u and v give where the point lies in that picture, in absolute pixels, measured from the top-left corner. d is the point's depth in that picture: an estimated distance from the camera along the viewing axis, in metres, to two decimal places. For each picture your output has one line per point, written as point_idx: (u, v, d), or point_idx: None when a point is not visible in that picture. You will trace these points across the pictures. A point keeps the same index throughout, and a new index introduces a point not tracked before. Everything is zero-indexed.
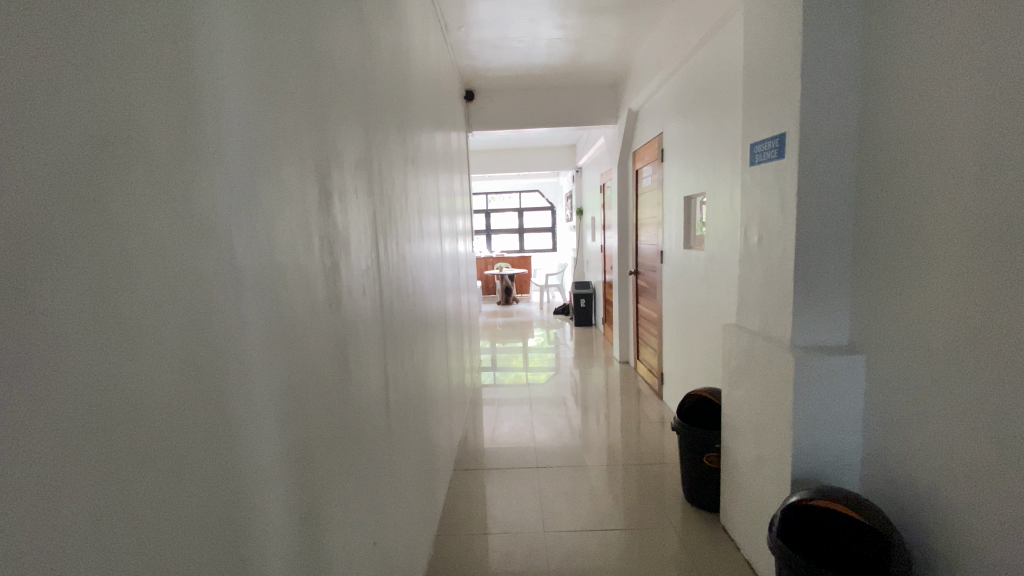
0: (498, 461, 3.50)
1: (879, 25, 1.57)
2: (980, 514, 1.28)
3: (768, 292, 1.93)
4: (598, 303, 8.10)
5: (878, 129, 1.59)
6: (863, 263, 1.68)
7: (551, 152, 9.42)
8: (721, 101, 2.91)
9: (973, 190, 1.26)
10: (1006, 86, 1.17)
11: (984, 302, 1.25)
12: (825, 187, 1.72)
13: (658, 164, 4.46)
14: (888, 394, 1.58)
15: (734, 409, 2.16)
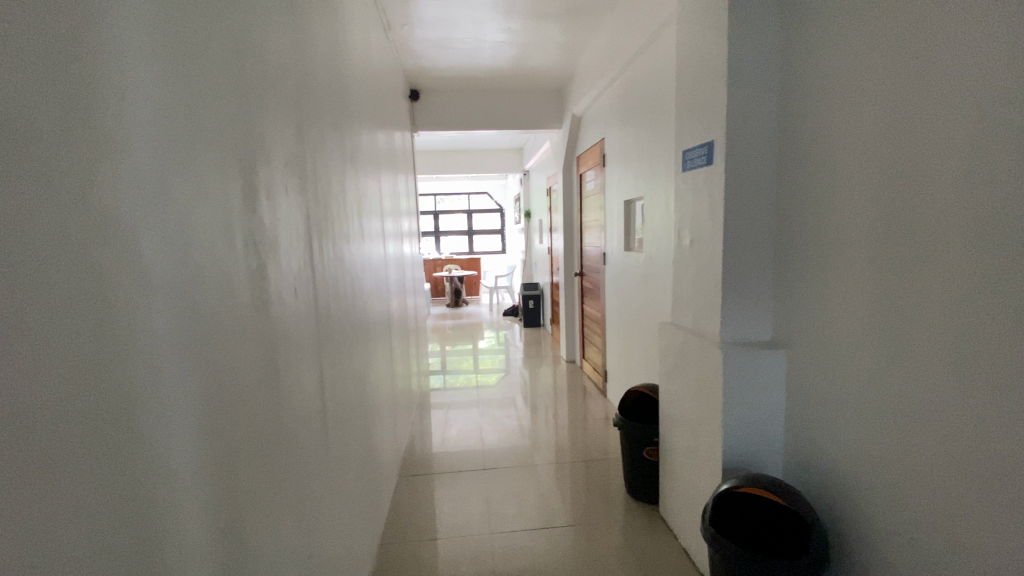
0: (445, 465, 3.45)
1: (797, 44, 1.70)
2: (887, 491, 1.41)
3: (700, 292, 2.03)
4: (546, 304, 8.19)
5: (797, 140, 1.72)
6: (784, 265, 1.81)
7: (499, 154, 9.44)
8: (657, 109, 3.03)
9: (877, 198, 1.40)
10: (902, 106, 1.31)
11: (886, 299, 1.38)
12: (749, 192, 1.83)
13: (601, 168, 4.59)
14: (806, 384, 1.71)
15: (670, 404, 2.26)
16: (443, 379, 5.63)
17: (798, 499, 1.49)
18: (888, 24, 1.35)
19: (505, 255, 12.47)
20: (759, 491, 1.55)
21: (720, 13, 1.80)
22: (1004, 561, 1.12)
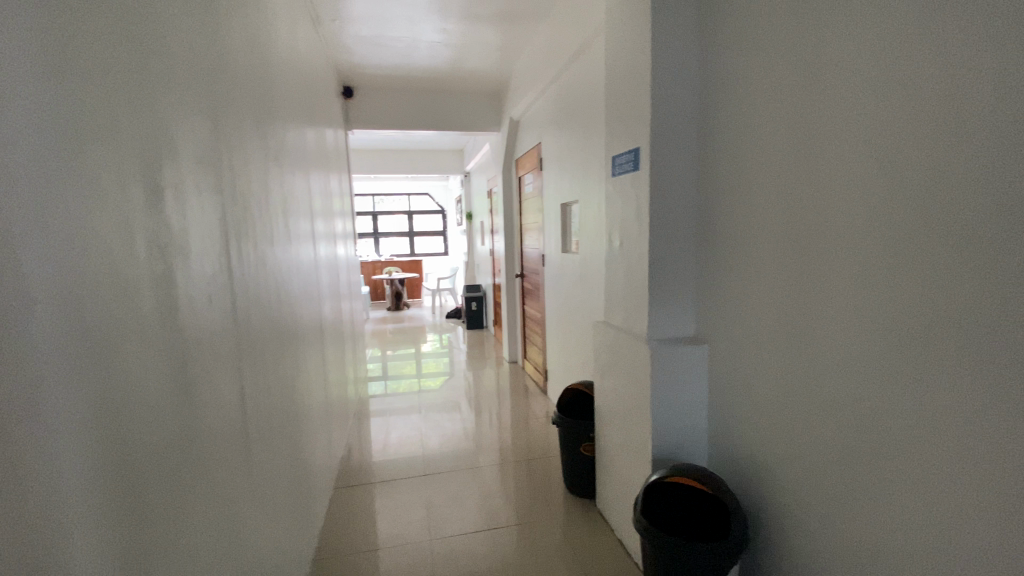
0: (384, 473, 3.36)
1: (712, 59, 1.83)
2: (795, 472, 1.54)
3: (629, 291, 2.12)
4: (489, 306, 8.20)
5: (714, 148, 1.84)
6: (704, 265, 1.93)
7: (439, 155, 9.33)
8: (589, 115, 3.13)
9: (783, 204, 1.53)
10: (802, 120, 1.45)
11: (792, 296, 1.52)
12: (673, 196, 1.94)
13: (538, 171, 4.66)
14: (725, 377, 1.83)
15: (605, 401, 2.33)
16: (383, 385, 5.47)
17: (722, 487, 1.60)
18: (790, 46, 1.48)
19: (446, 257, 12.35)
20: (687, 480, 1.63)
21: (644, 26, 1.89)
22: (886, 528, 1.26)
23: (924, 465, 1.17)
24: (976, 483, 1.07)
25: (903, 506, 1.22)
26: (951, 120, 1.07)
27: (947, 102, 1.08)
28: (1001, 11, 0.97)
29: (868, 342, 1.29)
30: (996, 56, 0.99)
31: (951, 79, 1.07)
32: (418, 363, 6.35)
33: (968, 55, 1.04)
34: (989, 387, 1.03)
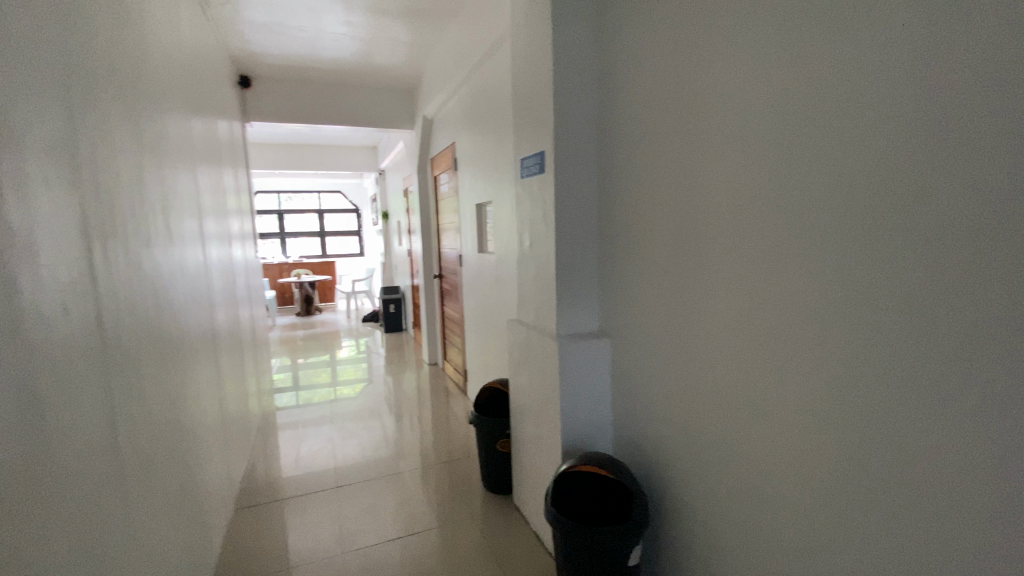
0: (293, 488, 3.17)
1: (608, 68, 1.93)
2: (685, 453, 1.68)
3: (538, 290, 2.19)
4: (408, 307, 8.02)
5: (611, 152, 1.95)
6: (606, 263, 2.03)
7: (351, 151, 8.92)
8: (499, 116, 3.16)
9: (670, 205, 1.66)
10: (682, 128, 1.57)
11: (678, 291, 1.65)
12: (575, 197, 2.03)
13: (453, 170, 4.64)
14: (626, 368, 1.95)
15: (518, 398, 2.38)
16: (295, 395, 5.15)
17: (625, 472, 1.69)
18: (672, 59, 1.61)
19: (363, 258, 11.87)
20: (593, 468, 1.71)
21: (546, 33, 1.96)
22: (754, 497, 1.42)
23: (780, 437, 1.32)
24: (816, 450, 1.23)
25: (766, 477, 1.37)
26: (792, 132, 1.23)
27: (791, 117, 1.22)
28: (827, 36, 1.12)
29: (739, 329, 1.43)
30: (825, 74, 1.13)
31: (791, 97, 1.22)
32: (334, 369, 6.06)
33: (805, 73, 1.18)
34: (822, 366, 1.20)
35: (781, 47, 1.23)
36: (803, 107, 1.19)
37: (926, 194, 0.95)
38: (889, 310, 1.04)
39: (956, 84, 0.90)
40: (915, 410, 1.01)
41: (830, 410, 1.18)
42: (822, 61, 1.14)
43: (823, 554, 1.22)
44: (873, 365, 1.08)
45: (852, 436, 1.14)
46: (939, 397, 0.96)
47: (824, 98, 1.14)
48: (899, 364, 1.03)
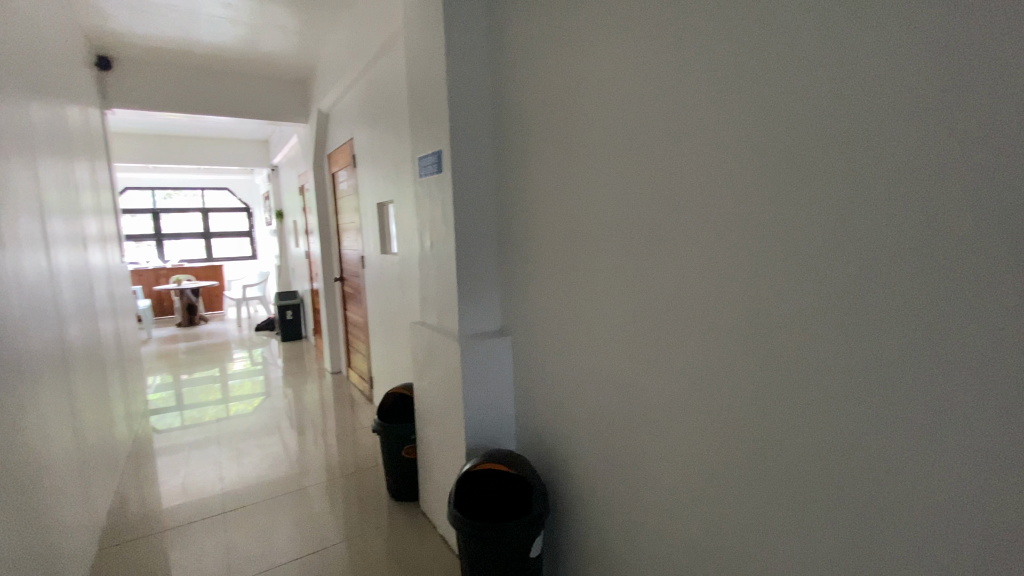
0: (173, 519, 2.84)
1: (502, 72, 1.97)
2: (581, 442, 1.77)
3: (440, 291, 2.18)
4: (307, 313, 7.55)
5: (508, 154, 2.00)
6: (505, 263, 2.08)
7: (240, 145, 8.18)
8: (397, 113, 3.09)
9: (563, 207, 1.74)
10: (572, 133, 1.66)
11: (572, 289, 1.73)
12: (473, 197, 2.05)
13: (351, 168, 4.46)
14: (526, 365, 2.01)
15: (422, 401, 2.35)
16: (179, 415, 4.62)
17: (526, 466, 1.74)
18: (561, 67, 1.68)
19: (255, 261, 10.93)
20: (496, 466, 1.74)
21: (440, 34, 1.96)
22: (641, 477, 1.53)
23: (662, 420, 1.44)
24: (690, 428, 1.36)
25: (652, 457, 1.49)
26: (664, 140, 1.35)
27: (664, 127, 1.34)
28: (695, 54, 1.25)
29: (625, 321, 1.54)
30: (691, 86, 1.25)
31: (663, 108, 1.34)
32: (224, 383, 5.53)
33: (674, 87, 1.30)
34: (694, 353, 1.33)
35: (654, 60, 1.34)
36: (673, 118, 1.31)
37: (771, 195, 1.10)
38: (745, 300, 1.18)
39: (791, 102, 1.04)
40: (766, 386, 1.15)
41: (703, 389, 1.31)
42: (686, 75, 1.26)
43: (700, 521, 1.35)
44: (736, 348, 1.22)
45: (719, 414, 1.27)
46: (785, 372, 1.11)
47: (689, 111, 1.27)
48: (753, 348, 1.17)
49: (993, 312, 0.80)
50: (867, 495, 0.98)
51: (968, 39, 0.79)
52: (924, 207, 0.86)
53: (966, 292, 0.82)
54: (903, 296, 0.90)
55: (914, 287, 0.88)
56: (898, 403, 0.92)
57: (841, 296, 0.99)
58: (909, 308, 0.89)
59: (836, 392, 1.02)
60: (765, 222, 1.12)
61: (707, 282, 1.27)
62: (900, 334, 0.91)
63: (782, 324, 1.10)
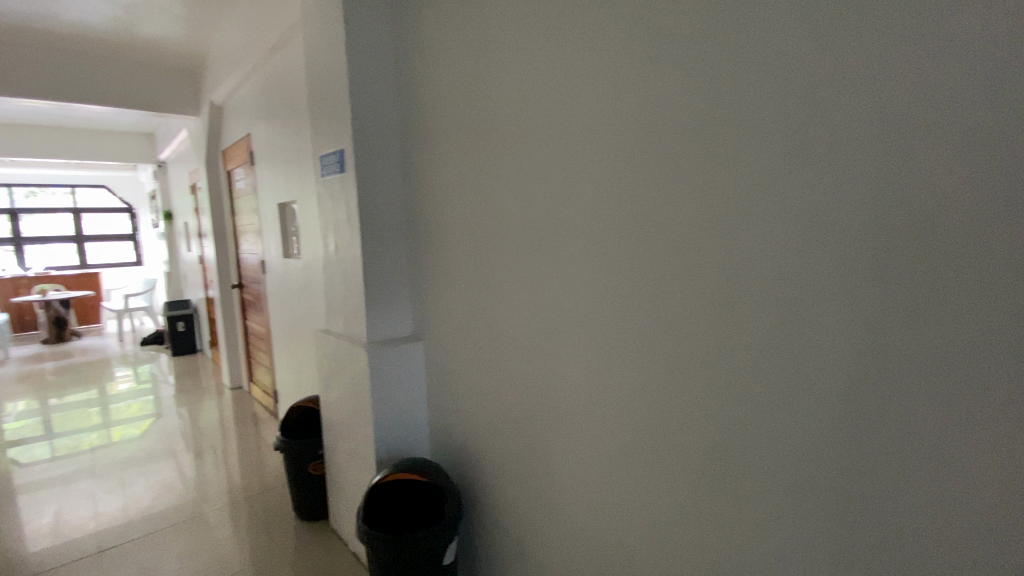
0: (28, 568, 2.43)
1: (408, 71, 1.93)
2: (495, 445, 1.76)
3: (346, 296, 2.07)
4: (202, 323, 6.88)
5: (416, 155, 1.95)
6: (415, 266, 2.03)
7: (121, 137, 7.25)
8: (298, 108, 2.90)
9: (472, 209, 1.73)
10: (481, 135, 1.66)
11: (483, 292, 1.73)
12: (380, 199, 1.98)
13: (249, 166, 4.13)
14: (438, 370, 1.97)
15: (330, 412, 2.22)
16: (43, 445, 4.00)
17: (440, 473, 1.70)
18: (468, 70, 1.68)
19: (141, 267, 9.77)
20: (409, 475, 1.69)
21: (341, 27, 1.87)
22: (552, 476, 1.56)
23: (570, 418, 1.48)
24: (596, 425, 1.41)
25: (562, 455, 1.51)
26: (569, 143, 1.38)
27: (566, 132, 1.38)
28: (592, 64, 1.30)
29: (533, 323, 1.56)
30: (591, 94, 1.30)
31: (565, 115, 1.37)
32: (102, 406, 4.88)
33: (576, 95, 1.34)
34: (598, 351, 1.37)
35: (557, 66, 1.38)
36: (575, 125, 1.35)
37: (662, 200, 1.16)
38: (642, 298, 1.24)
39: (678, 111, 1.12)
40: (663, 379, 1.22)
41: (605, 387, 1.36)
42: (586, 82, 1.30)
43: (608, 515, 1.40)
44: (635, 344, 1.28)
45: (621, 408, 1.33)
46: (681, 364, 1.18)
47: (589, 115, 1.31)
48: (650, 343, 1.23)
49: (842, 306, 0.90)
50: (749, 477, 1.07)
51: (818, 65, 0.89)
52: (788, 212, 0.96)
53: (822, 289, 0.92)
54: (773, 293, 0.99)
55: (781, 284, 0.98)
56: (771, 391, 1.02)
57: (723, 294, 1.07)
58: (777, 304, 0.99)
59: (720, 384, 1.10)
60: (657, 225, 1.18)
61: (608, 282, 1.32)
62: (771, 328, 1.00)
63: (674, 321, 1.17)
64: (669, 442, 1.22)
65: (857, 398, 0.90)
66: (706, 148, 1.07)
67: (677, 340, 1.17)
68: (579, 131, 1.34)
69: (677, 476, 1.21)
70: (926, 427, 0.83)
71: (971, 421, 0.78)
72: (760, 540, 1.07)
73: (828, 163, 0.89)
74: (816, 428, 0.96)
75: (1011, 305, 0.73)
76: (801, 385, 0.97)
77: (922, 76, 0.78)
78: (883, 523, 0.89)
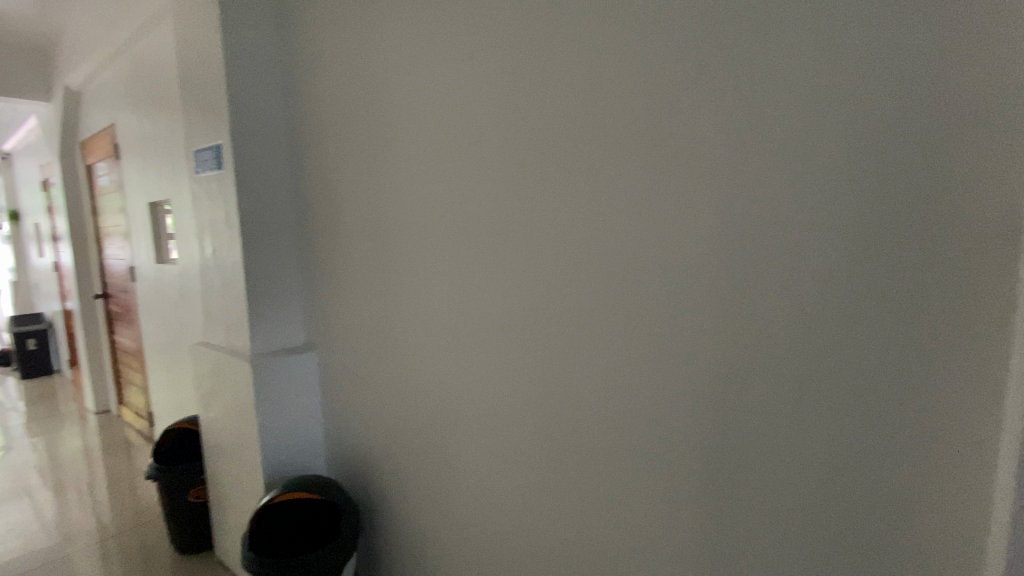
0: None
1: (295, 64, 1.81)
2: (394, 456, 1.70)
3: (228, 305, 1.90)
4: (59, 340, 5.95)
5: (305, 153, 1.84)
6: (307, 272, 1.90)
7: None
8: (169, 97, 2.61)
9: (366, 211, 1.66)
10: (373, 135, 1.60)
11: (378, 297, 1.66)
12: (265, 198, 1.84)
13: (114, 160, 3.65)
14: (334, 381, 1.86)
15: (211, 433, 2.02)
16: None
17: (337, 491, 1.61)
18: (358, 67, 1.61)
19: None
20: (303, 494, 1.59)
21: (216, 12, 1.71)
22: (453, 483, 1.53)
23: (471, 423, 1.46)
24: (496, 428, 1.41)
25: (463, 460, 1.50)
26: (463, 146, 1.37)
27: (460, 135, 1.38)
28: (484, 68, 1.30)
29: (432, 326, 1.53)
30: (483, 98, 1.31)
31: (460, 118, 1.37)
32: None
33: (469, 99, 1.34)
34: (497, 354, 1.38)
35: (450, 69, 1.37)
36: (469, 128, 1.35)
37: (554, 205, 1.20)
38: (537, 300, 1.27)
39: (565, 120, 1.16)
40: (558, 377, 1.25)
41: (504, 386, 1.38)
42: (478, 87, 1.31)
43: (509, 513, 1.42)
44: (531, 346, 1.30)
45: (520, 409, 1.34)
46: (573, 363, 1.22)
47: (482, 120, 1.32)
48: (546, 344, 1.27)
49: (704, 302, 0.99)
50: (634, 465, 1.13)
51: (683, 82, 0.97)
52: (663, 216, 1.03)
53: (690, 286, 1.01)
54: (652, 292, 1.06)
55: (655, 283, 1.06)
56: (653, 384, 1.08)
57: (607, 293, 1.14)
58: (656, 303, 1.06)
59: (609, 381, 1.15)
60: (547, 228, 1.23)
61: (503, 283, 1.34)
62: (653, 325, 1.07)
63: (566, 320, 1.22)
64: (563, 436, 1.27)
65: (716, 386, 0.99)
66: (593, 154, 1.13)
67: (569, 337, 1.22)
68: (475, 134, 1.35)
69: (571, 468, 1.26)
70: (770, 409, 0.93)
71: (807, 401, 0.89)
72: (644, 523, 1.14)
73: (691, 172, 0.98)
74: (687, 415, 1.04)
75: (837, 302, 0.84)
76: (673, 376, 1.06)
77: (767, 97, 0.88)
78: (740, 500, 0.98)
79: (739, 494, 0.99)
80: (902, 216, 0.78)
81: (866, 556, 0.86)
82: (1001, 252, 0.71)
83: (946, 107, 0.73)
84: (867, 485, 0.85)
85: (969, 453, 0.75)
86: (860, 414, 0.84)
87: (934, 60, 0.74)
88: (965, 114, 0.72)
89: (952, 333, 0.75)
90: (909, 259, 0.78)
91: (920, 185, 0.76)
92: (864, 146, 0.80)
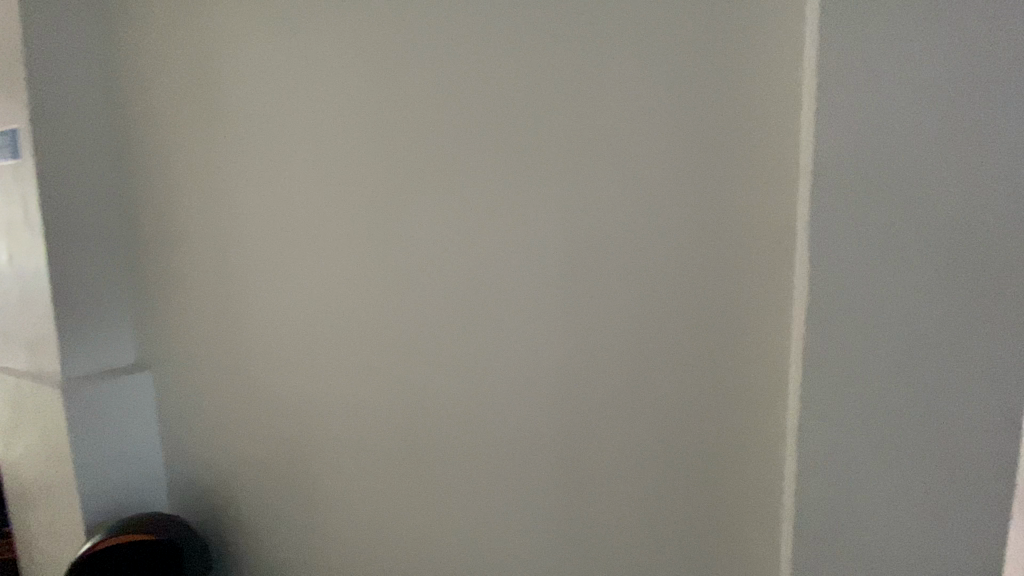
0: None
1: (110, 39, 1.56)
2: (242, 485, 1.51)
3: (30, 322, 1.60)
4: None
5: (127, 143, 1.59)
6: (135, 280, 1.65)
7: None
8: None
9: (200, 209, 1.46)
10: (205, 124, 1.41)
11: (217, 306, 1.47)
12: (76, 195, 1.56)
13: None
14: (172, 403, 1.63)
15: (14, 476, 1.68)
16: None
17: (180, 529, 1.44)
18: (184, 46, 1.41)
19: None
20: (136, 535, 1.40)
21: None
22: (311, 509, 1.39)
23: (327, 442, 1.34)
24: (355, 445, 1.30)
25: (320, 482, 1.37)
26: (309, 137, 1.25)
27: (304, 127, 1.25)
28: (327, 56, 1.20)
29: (275, 344, 1.39)
30: (329, 88, 1.20)
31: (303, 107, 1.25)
32: None
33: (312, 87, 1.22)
34: (353, 365, 1.27)
35: (290, 53, 1.24)
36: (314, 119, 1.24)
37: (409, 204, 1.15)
38: (395, 305, 1.20)
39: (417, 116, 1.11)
40: (418, 386, 1.20)
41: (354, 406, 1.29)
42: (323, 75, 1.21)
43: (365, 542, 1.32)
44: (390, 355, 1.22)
45: (379, 422, 1.26)
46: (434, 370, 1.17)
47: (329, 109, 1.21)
48: (406, 351, 1.20)
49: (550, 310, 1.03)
50: (498, 471, 1.13)
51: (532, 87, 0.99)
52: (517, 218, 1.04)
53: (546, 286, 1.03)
54: (509, 294, 1.07)
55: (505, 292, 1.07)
56: (512, 384, 1.09)
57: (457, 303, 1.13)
58: (514, 303, 1.07)
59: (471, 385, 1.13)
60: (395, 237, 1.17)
61: (349, 296, 1.25)
62: (512, 326, 1.08)
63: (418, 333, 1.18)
64: (418, 455, 1.22)
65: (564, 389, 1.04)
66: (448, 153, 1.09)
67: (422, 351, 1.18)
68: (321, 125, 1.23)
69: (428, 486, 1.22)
70: (612, 408, 0.99)
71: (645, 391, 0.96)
72: (502, 532, 1.14)
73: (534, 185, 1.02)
74: (538, 420, 1.07)
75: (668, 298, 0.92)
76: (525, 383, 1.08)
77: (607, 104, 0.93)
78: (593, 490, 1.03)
79: (591, 486, 1.03)
80: (709, 231, 0.88)
81: (692, 533, 0.95)
82: (781, 262, 0.82)
83: (738, 132, 0.84)
84: (690, 468, 0.94)
85: (763, 431, 0.87)
86: (682, 404, 0.93)
87: (731, 85, 0.84)
88: (753, 138, 0.83)
89: (751, 324, 0.86)
90: (715, 263, 0.88)
91: (722, 200, 0.86)
92: (682, 160, 0.88)
